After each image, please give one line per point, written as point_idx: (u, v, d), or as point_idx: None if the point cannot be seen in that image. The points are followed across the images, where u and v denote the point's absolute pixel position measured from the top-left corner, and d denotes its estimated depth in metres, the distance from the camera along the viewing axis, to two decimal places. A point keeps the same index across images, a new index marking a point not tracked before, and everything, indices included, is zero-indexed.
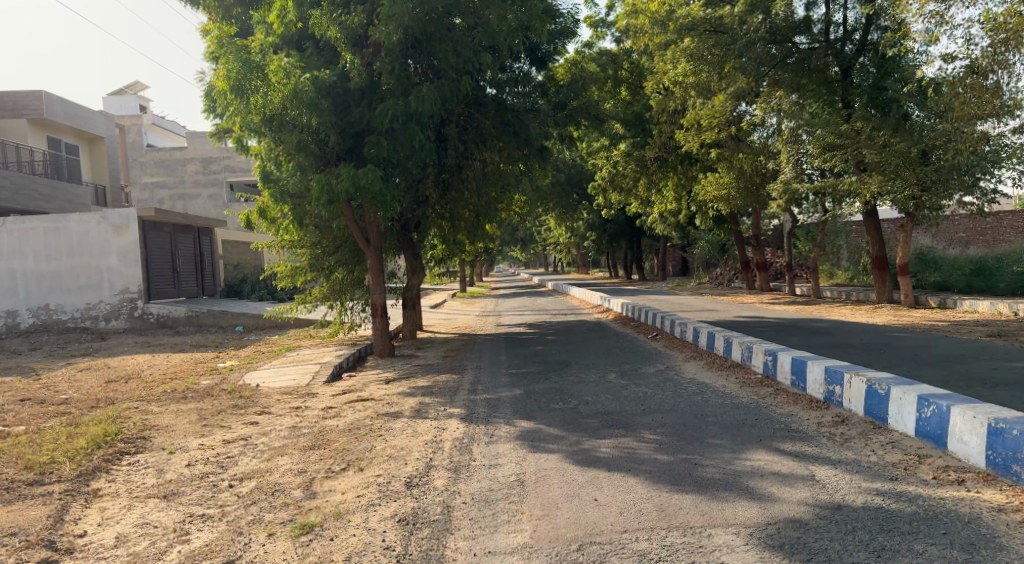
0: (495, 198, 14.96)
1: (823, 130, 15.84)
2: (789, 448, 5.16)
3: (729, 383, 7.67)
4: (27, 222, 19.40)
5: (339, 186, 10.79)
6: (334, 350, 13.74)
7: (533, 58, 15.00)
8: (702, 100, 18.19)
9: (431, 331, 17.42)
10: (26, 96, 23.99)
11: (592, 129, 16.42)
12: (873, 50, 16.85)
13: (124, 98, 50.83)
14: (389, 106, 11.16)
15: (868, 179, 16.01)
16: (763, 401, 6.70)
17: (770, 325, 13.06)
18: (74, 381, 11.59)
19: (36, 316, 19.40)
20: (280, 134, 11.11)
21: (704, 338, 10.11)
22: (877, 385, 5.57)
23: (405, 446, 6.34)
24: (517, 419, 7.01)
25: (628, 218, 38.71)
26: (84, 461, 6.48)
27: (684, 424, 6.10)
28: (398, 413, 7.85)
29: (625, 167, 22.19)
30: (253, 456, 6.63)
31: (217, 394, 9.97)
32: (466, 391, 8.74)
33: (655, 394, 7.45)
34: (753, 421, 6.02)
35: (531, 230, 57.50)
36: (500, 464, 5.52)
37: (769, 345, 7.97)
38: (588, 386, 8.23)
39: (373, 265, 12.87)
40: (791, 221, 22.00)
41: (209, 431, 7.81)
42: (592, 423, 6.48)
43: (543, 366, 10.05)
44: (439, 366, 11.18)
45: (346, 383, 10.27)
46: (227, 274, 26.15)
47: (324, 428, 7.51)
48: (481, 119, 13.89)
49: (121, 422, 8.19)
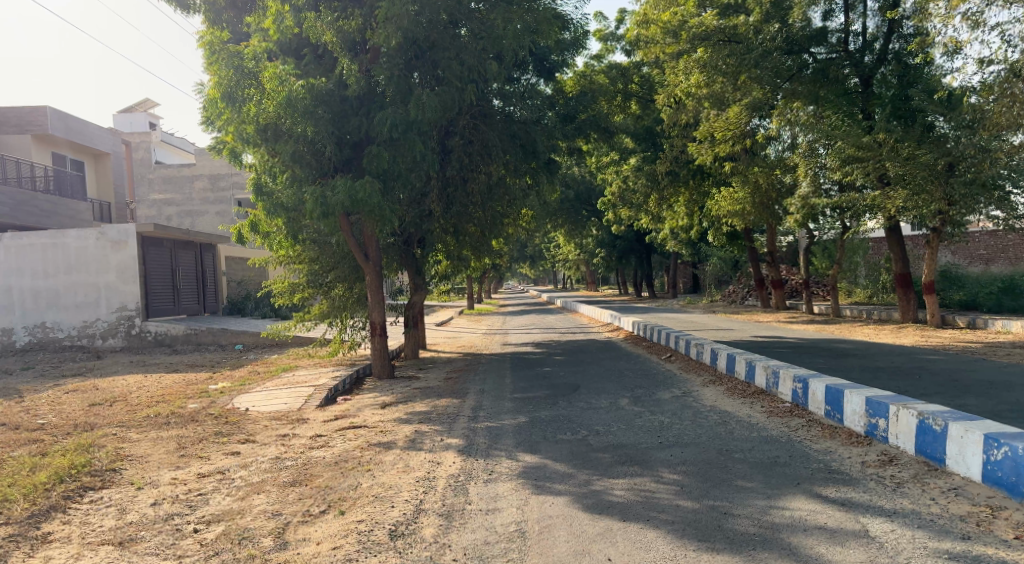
0: (500, 212, 14.32)
1: (843, 143, 15.16)
2: (832, 495, 4.50)
3: (754, 411, 6.99)
4: (24, 238, 18.89)
5: (335, 199, 10.14)
6: (331, 371, 13.09)
7: (540, 69, 14.51)
8: (716, 111, 17.32)
9: (435, 351, 16.74)
10: (30, 112, 23.65)
11: (601, 142, 15.88)
12: (896, 60, 16.06)
13: (134, 115, 50.78)
14: (388, 114, 10.50)
15: (893, 193, 15.13)
16: (795, 434, 6.01)
17: (792, 346, 12.32)
18: (57, 404, 10.98)
19: (32, 334, 18.82)
20: (274, 144, 10.59)
21: (722, 361, 9.41)
22: (931, 420, 4.91)
23: (393, 484, 5.68)
24: (520, 452, 6.31)
25: (638, 235, 38.09)
26: (39, 499, 5.84)
27: (708, 462, 5.43)
28: (390, 444, 7.19)
29: (636, 182, 21.63)
30: (226, 495, 5.97)
31: (202, 420, 9.32)
32: (466, 418, 8.06)
33: (673, 424, 6.76)
34: (786, 459, 5.34)
35: (541, 247, 57.00)
36: (500, 509, 4.84)
37: (798, 371, 7.28)
38: (599, 414, 7.54)
39: (371, 282, 12.22)
40: (808, 237, 21.33)
41: (185, 463, 7.17)
42: (604, 458, 5.80)
43: (550, 390, 9.35)
44: (440, 389, 10.50)
45: (338, 409, 9.60)
46: (229, 290, 25.60)
47: (309, 461, 6.84)
48: (486, 130, 13.06)
49: (93, 452, 7.55)
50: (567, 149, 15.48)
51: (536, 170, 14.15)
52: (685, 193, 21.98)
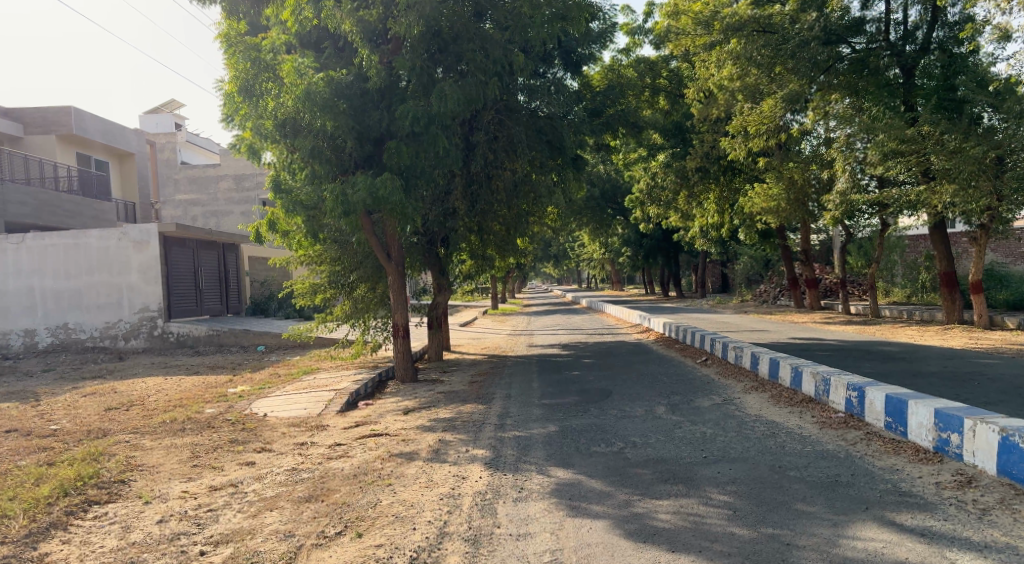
0: (526, 210, 13.86)
1: (884, 136, 14.36)
2: (908, 523, 3.99)
3: (805, 422, 6.48)
4: (46, 238, 18.66)
5: (355, 197, 9.71)
6: (353, 374, 12.73)
7: (568, 62, 13.92)
8: (750, 105, 16.73)
9: (459, 352, 16.33)
10: (55, 112, 23.75)
11: (630, 137, 15.33)
12: (940, 49, 15.34)
13: (161, 116, 51.11)
14: (409, 107, 10.08)
15: (939, 188, 14.36)
16: (854, 449, 5.49)
17: (835, 349, 11.74)
18: (72, 408, 10.73)
19: (54, 335, 18.71)
20: (294, 140, 10.22)
21: (765, 366, 8.86)
22: (1018, 438, 4.39)
23: (415, 502, 5.24)
24: (551, 466, 5.84)
25: (665, 233, 37.42)
26: (39, 515, 5.48)
27: (761, 481, 4.94)
28: (413, 455, 6.75)
29: (665, 178, 20.76)
30: (237, 511, 5.58)
31: (218, 426, 8.97)
32: (493, 426, 7.62)
33: (717, 436, 6.27)
34: (848, 478, 4.84)
35: (566, 246, 56.48)
36: (532, 534, 4.38)
37: (852, 379, 6.73)
38: (634, 423, 7.06)
39: (394, 283, 11.84)
40: (846, 235, 20.61)
41: (198, 473, 6.81)
42: (644, 474, 5.33)
43: (581, 396, 8.86)
44: (465, 394, 10.05)
45: (360, 414, 9.22)
46: (252, 291, 25.42)
47: (326, 473, 6.44)
48: (512, 125, 12.56)
49: (103, 461, 7.23)
50: (594, 145, 15.03)
51: (562, 167, 13.69)
52: (716, 189, 21.28)
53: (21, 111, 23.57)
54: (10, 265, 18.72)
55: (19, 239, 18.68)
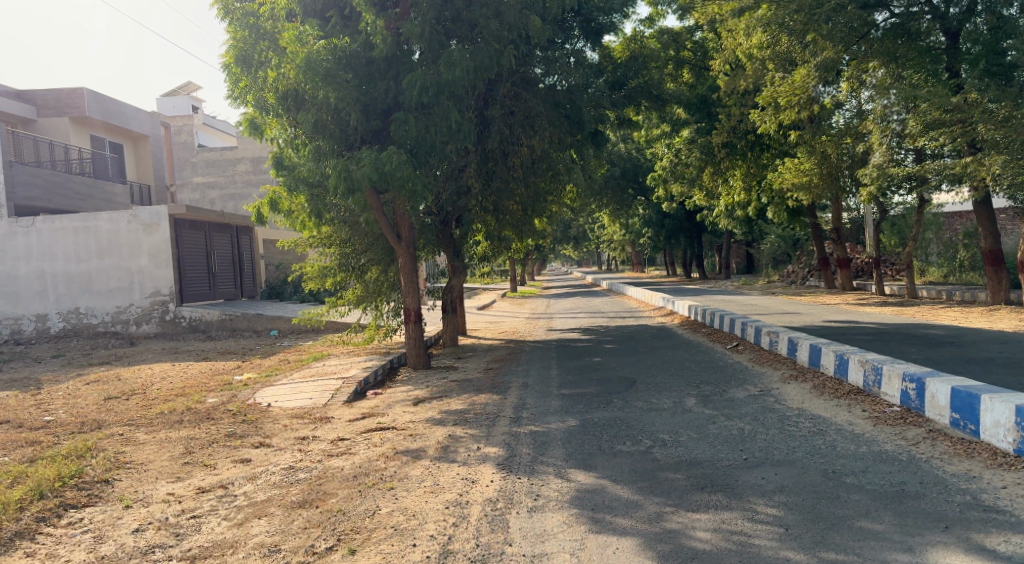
0: (545, 188, 13.17)
1: (926, 104, 13.54)
2: (1001, 550, 3.39)
3: (855, 418, 5.82)
4: (55, 221, 18.25)
5: (359, 172, 9.07)
6: (362, 361, 12.17)
7: (588, 31, 12.81)
8: (781, 75, 16.18)
9: (476, 336, 15.73)
10: (68, 94, 23.35)
11: (653, 111, 14.55)
12: (988, 11, 14.02)
13: (177, 99, 50.85)
14: (418, 76, 9.41)
15: (985, 159, 13.35)
16: (918, 451, 4.85)
17: (876, 332, 10.96)
18: (71, 397, 10.28)
19: (66, 320, 18.38)
20: (296, 113, 9.72)
21: (804, 353, 8.17)
22: None
23: (418, 511, 4.64)
24: (571, 469, 5.21)
25: (688, 213, 36.47)
26: (5, 523, 4.95)
27: (814, 490, 4.31)
28: (420, 452, 6.16)
29: (688, 155, 19.67)
30: (222, 519, 5.01)
31: (219, 417, 8.45)
32: (508, 420, 7.00)
33: (757, 434, 5.64)
34: (917, 488, 4.21)
35: (586, 227, 55.66)
36: (549, 556, 3.78)
37: (907, 368, 6.06)
38: (662, 418, 6.40)
39: (405, 265, 11.21)
40: (880, 212, 19.68)
41: (187, 473, 6.27)
42: (678, 480, 4.70)
43: (602, 386, 8.21)
44: (479, 382, 9.45)
45: (367, 404, 8.69)
46: (267, 274, 24.99)
47: (325, 473, 5.87)
48: (530, 99, 11.86)
49: (88, 458, 6.70)
50: (616, 120, 14.21)
51: (582, 143, 12.97)
52: (743, 165, 20.33)
53: (34, 93, 23.17)
54: (20, 249, 18.34)
55: (29, 222, 18.27)
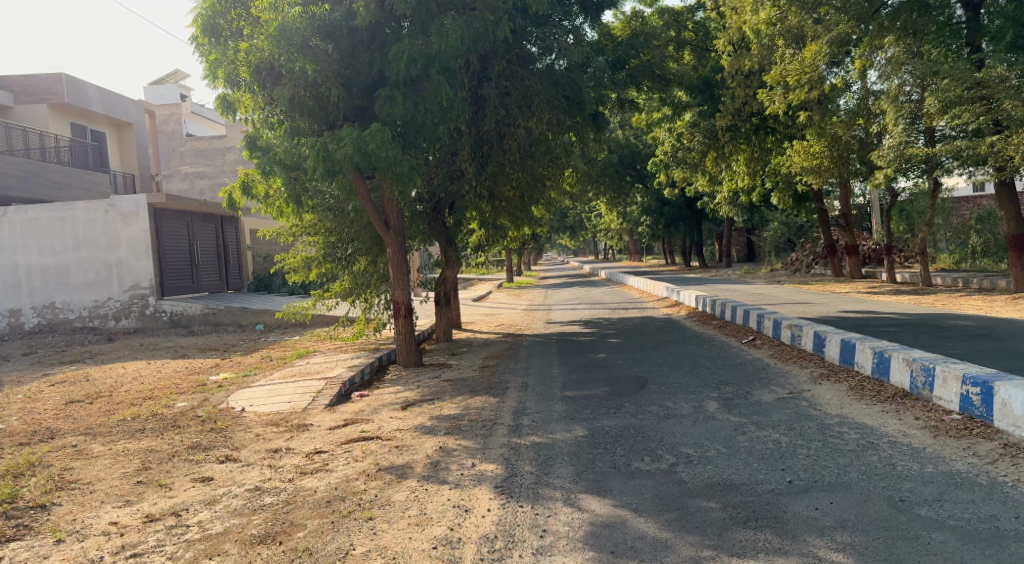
0: (542, 173, 12.33)
1: (948, 82, 12.66)
2: None
3: (909, 428, 5.02)
4: (29, 211, 17.34)
5: (339, 152, 8.19)
6: (350, 358, 11.30)
7: (587, 6, 11.81)
8: (791, 51, 15.34)
9: (471, 330, 14.92)
10: (46, 80, 22.40)
11: (655, 91, 13.63)
12: None
13: (165, 87, 49.80)
14: (403, 46, 8.50)
15: (1013, 137, 12.55)
16: (998, 473, 4.05)
17: (905, 324, 10.11)
18: (29, 401, 9.41)
19: (41, 316, 17.41)
20: (271, 90, 8.87)
21: (834, 349, 7.37)
22: None
23: (399, 553, 3.83)
24: (582, 494, 4.38)
25: (688, 200, 35.65)
26: None
27: (885, 527, 3.51)
28: (406, 469, 5.34)
29: (691, 139, 18.64)
30: (166, 559, 4.19)
31: (185, 425, 7.60)
32: (507, 430, 6.17)
33: (797, 448, 4.83)
34: (1014, 526, 3.42)
35: (584, 216, 54.79)
36: None
37: (966, 369, 5.27)
38: (683, 428, 5.58)
39: (393, 254, 10.34)
40: (890, 197, 18.87)
41: (139, 495, 5.44)
42: (715, 511, 3.89)
43: (610, 387, 7.39)
44: (475, 382, 8.62)
45: (351, 409, 7.87)
46: (254, 266, 24.11)
47: (296, 497, 5.04)
48: (527, 78, 10.98)
49: (27, 478, 5.86)
50: (616, 101, 13.30)
51: (580, 126, 12.07)
52: (747, 150, 19.49)
53: (10, 80, 22.21)
54: None
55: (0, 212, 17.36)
